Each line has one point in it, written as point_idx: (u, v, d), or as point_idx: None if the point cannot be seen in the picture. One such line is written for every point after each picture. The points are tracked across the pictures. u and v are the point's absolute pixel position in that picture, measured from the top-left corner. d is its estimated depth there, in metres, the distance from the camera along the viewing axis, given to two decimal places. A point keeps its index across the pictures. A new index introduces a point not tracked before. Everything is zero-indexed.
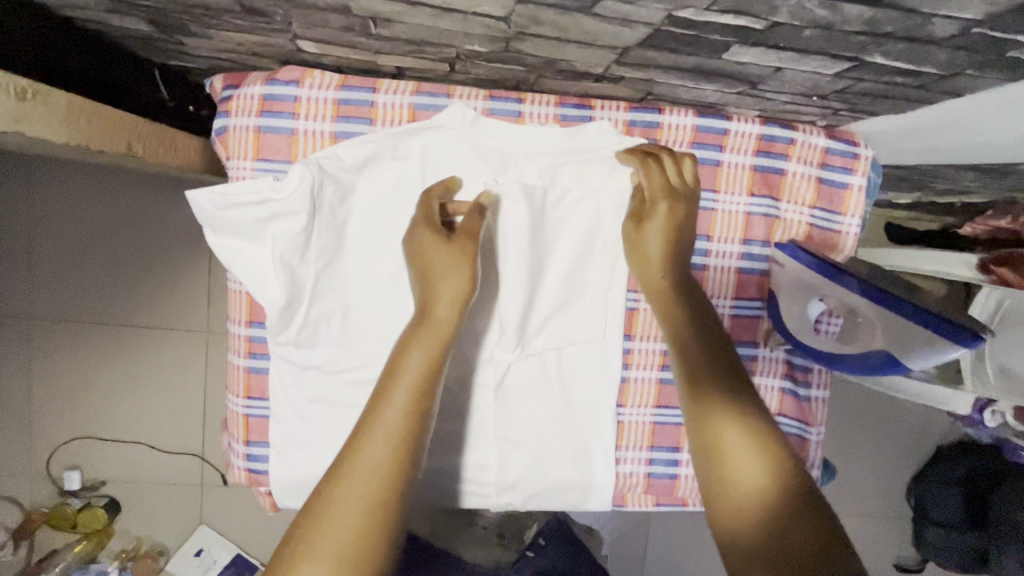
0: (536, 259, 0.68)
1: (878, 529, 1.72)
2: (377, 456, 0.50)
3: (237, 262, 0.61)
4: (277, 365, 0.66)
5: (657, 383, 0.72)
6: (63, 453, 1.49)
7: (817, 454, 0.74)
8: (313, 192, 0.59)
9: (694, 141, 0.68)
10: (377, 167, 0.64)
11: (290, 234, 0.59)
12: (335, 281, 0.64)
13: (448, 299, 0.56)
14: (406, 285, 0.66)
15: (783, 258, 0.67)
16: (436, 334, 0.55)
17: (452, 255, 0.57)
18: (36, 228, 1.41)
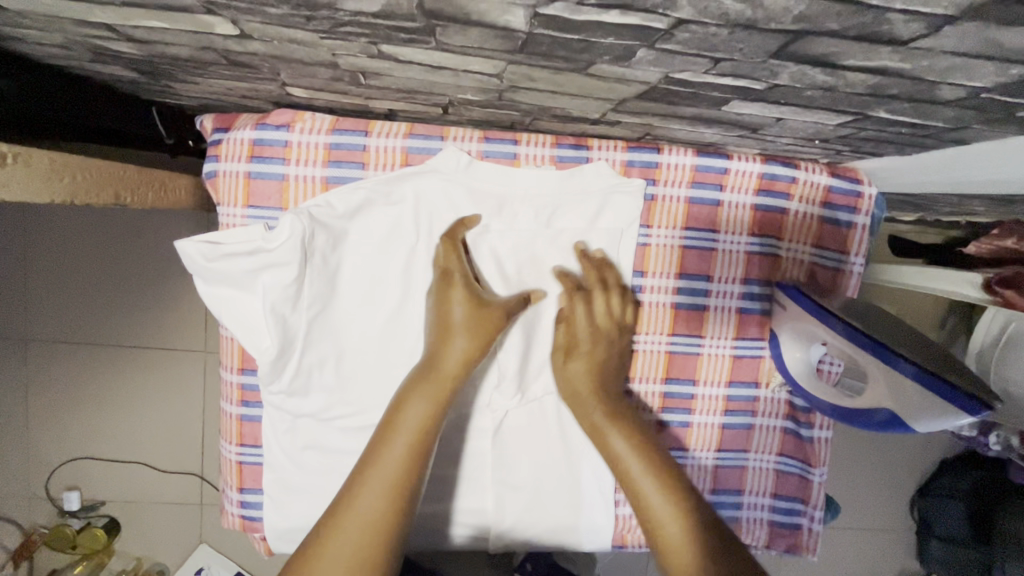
0: (533, 301, 0.66)
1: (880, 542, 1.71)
2: (371, 508, 0.49)
3: (228, 312, 0.60)
4: (269, 412, 0.65)
5: (656, 425, 0.70)
6: (63, 473, 1.48)
7: (820, 495, 0.73)
8: (304, 242, 0.58)
9: (693, 181, 0.66)
10: (370, 212, 0.62)
11: (280, 284, 0.58)
12: (327, 328, 0.63)
13: (458, 357, 0.58)
14: (400, 330, 0.65)
15: (786, 300, 0.65)
16: (440, 389, 0.56)
17: (472, 326, 0.58)
18: (32, 249, 1.40)
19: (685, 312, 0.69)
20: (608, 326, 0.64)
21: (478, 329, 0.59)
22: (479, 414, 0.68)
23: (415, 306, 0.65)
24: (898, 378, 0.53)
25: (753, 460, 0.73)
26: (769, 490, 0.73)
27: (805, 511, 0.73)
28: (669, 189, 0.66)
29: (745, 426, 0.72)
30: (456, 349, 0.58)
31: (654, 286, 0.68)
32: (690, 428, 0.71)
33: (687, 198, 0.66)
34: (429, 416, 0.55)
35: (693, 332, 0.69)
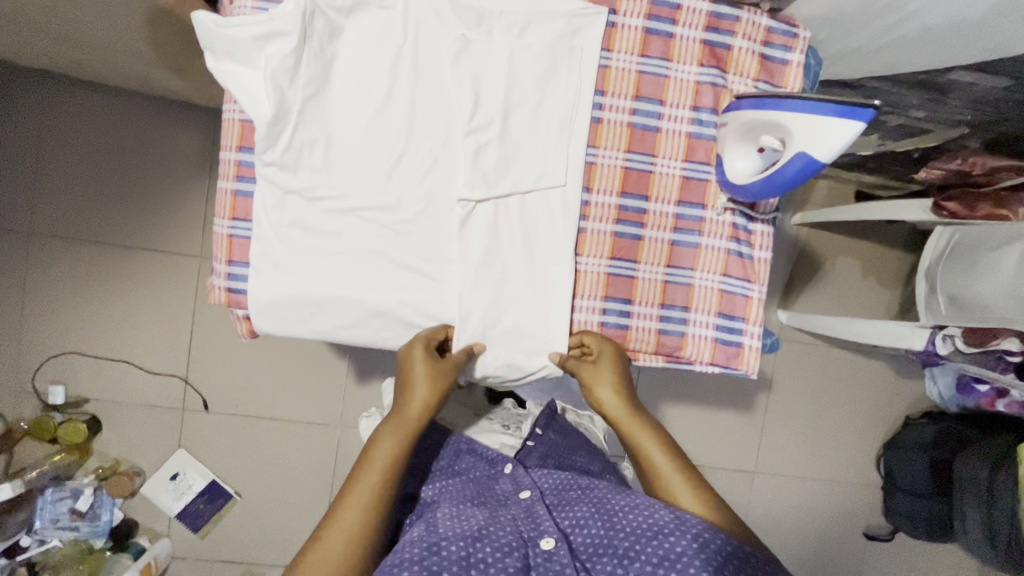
0: (504, 106, 0.74)
1: (833, 491, 1.80)
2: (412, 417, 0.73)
3: (233, 83, 0.68)
4: (264, 188, 0.72)
5: (611, 236, 0.78)
6: (49, 368, 1.52)
7: (759, 313, 0.80)
8: (305, 19, 0.67)
9: (649, 13, 0.76)
10: (364, 13, 0.71)
11: (281, 54, 0.66)
12: (320, 114, 0.71)
13: (420, 404, 0.73)
14: (385, 124, 0.73)
15: (728, 116, 0.74)
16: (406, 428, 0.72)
17: (430, 378, 0.73)
18: (41, 144, 1.47)
19: (639, 132, 0.77)
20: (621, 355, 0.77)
21: (434, 379, 0.73)
22: (446, 207, 0.74)
23: (398, 105, 0.73)
24: (811, 120, 0.62)
25: (699, 279, 0.80)
26: (714, 308, 0.80)
27: (746, 329, 0.80)
28: (627, 19, 0.75)
29: (693, 245, 0.79)
30: (419, 397, 0.73)
31: (612, 105, 0.76)
32: (642, 242, 0.78)
33: (643, 28, 0.76)
34: (393, 457, 0.70)
35: (647, 150, 0.77)
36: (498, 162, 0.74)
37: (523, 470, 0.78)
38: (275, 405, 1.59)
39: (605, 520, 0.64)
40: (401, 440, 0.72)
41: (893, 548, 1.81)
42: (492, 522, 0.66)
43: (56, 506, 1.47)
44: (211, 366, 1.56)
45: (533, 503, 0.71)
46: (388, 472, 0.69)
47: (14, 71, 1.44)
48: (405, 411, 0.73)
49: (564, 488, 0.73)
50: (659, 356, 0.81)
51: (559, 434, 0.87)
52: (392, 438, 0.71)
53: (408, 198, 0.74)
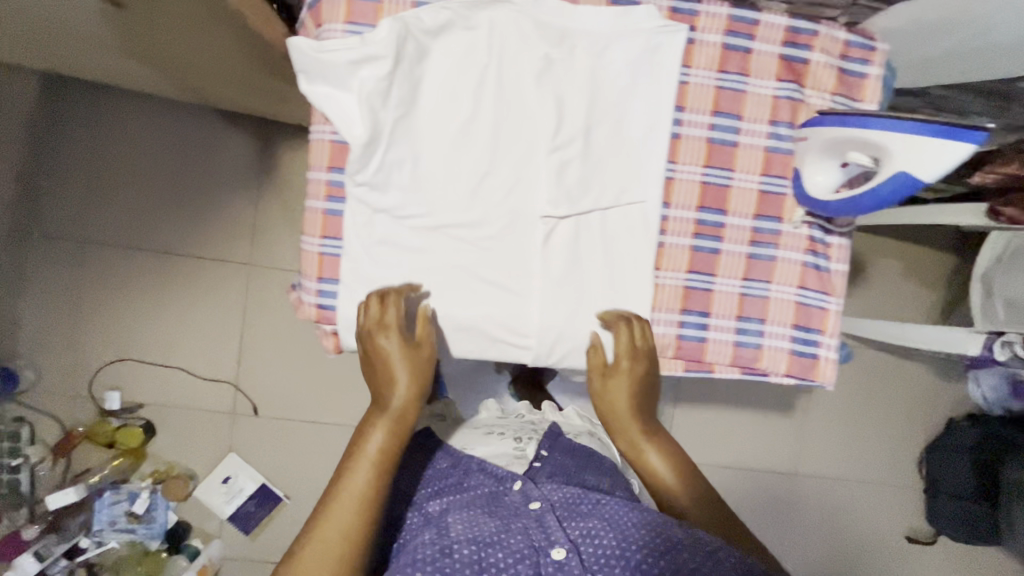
0: (585, 122, 0.75)
1: (875, 494, 1.79)
2: (394, 405, 0.69)
3: (326, 105, 0.70)
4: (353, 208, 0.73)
5: (689, 250, 0.79)
6: (104, 374, 1.55)
7: (836, 325, 0.80)
8: (398, 42, 0.68)
9: (728, 29, 0.76)
10: (451, 33, 0.72)
11: (375, 77, 0.68)
12: (409, 133, 0.72)
13: (401, 391, 0.69)
14: (470, 143, 0.74)
15: (808, 131, 0.74)
16: (390, 420, 0.69)
17: (406, 361, 0.70)
18: (95, 155, 1.50)
19: (717, 147, 0.78)
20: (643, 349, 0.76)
21: (411, 360, 0.70)
22: (529, 223, 0.76)
23: (483, 123, 0.74)
24: (912, 140, 0.62)
25: (776, 292, 0.80)
26: (790, 320, 0.80)
27: (822, 340, 0.80)
28: (706, 36, 0.76)
29: (769, 258, 0.80)
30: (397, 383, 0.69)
31: (691, 121, 0.77)
32: (719, 255, 0.79)
33: (722, 44, 0.76)
34: (385, 449, 0.67)
35: (725, 164, 0.78)
36: (580, 178, 0.75)
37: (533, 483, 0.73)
38: (322, 409, 1.61)
39: (615, 534, 0.63)
40: (391, 430, 0.68)
41: (939, 552, 1.79)
42: (503, 529, 0.66)
43: (112, 509, 1.52)
44: (261, 371, 1.59)
45: (544, 513, 0.67)
46: (376, 469, 0.66)
47: (70, 82, 1.47)
48: (386, 401, 0.69)
49: (576, 500, 0.69)
50: (735, 367, 0.82)
51: (564, 455, 0.80)
52: (379, 428, 0.68)
53: (493, 214, 0.75)
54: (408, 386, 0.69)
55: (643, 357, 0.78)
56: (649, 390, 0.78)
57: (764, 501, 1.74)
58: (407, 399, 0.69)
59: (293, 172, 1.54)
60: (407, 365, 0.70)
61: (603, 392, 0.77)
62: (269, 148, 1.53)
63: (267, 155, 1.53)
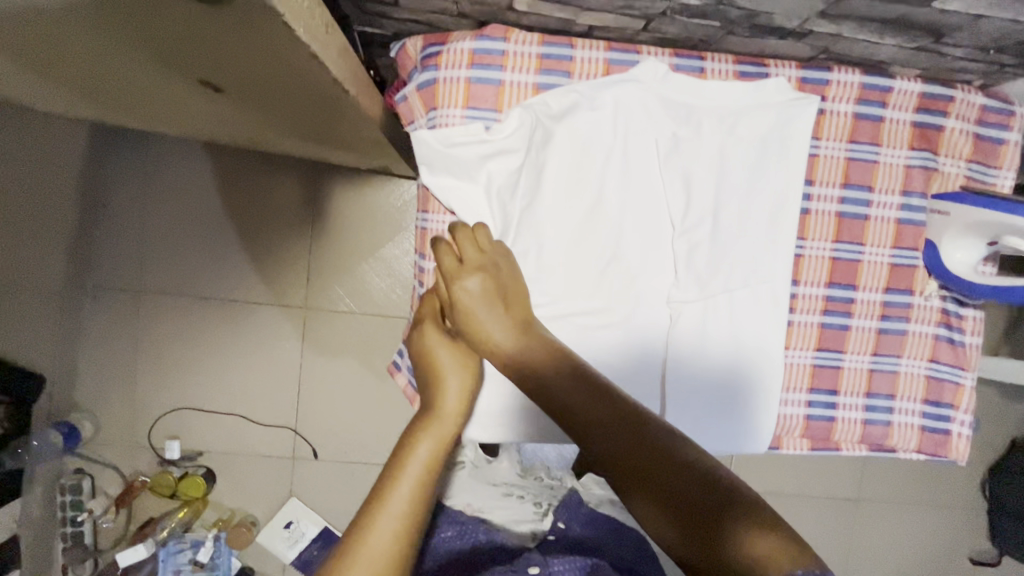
0: (714, 202, 0.71)
1: (938, 516, 1.77)
2: (451, 406, 0.67)
3: (452, 198, 0.69)
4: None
5: (818, 328, 0.76)
6: (163, 423, 1.54)
7: (970, 400, 0.77)
8: (527, 133, 0.68)
9: (859, 97, 0.72)
10: (577, 115, 0.69)
11: (505, 170, 0.69)
12: (534, 223, 0.69)
13: (455, 394, 0.68)
14: (594, 229, 0.71)
15: (947, 206, 0.71)
16: (443, 428, 0.65)
17: (457, 360, 0.69)
18: (149, 205, 1.49)
19: (849, 221, 0.74)
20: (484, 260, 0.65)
21: (462, 354, 0.69)
22: (656, 307, 0.73)
23: (609, 207, 0.71)
24: None
25: (906, 365, 0.77)
26: (921, 396, 0.77)
27: (954, 416, 0.78)
28: (837, 105, 0.72)
29: (900, 332, 0.76)
30: (451, 388, 0.68)
31: (821, 195, 0.74)
32: (849, 331, 0.76)
33: (853, 113, 0.73)
34: (434, 457, 0.62)
35: (855, 239, 0.74)
36: (708, 260, 0.72)
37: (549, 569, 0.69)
38: (382, 450, 1.59)
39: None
40: (440, 440, 0.63)
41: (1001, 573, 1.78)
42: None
43: (177, 557, 1.48)
44: (319, 415, 1.57)
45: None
46: (429, 476, 0.60)
47: (122, 135, 1.46)
48: (438, 405, 0.67)
49: None
50: (863, 444, 0.79)
51: (583, 526, 0.91)
52: (430, 435, 0.63)
53: (620, 300, 0.72)
54: (460, 390, 0.68)
55: (772, 437, 0.76)
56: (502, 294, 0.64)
57: (825, 526, 1.73)
58: (456, 400, 0.68)
59: (347, 213, 1.50)
60: (460, 360, 0.69)
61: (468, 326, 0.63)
62: (322, 190, 1.50)
63: (320, 197, 1.50)
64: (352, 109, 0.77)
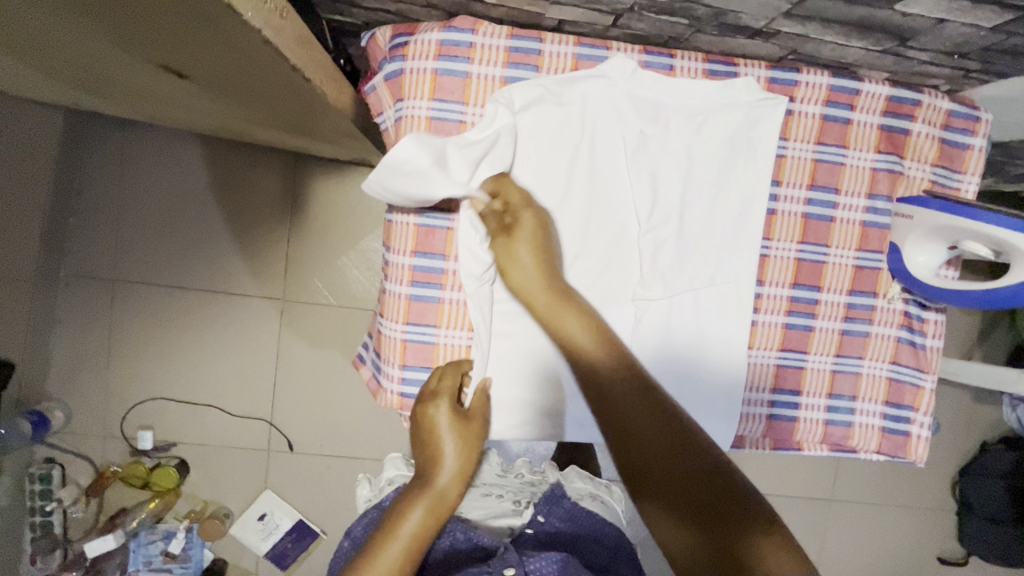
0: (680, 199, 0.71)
1: (909, 516, 1.80)
2: (445, 484, 0.67)
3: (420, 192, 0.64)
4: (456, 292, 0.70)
5: (782, 328, 0.76)
6: (136, 413, 1.52)
7: (930, 403, 0.78)
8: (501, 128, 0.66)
9: (827, 100, 0.73)
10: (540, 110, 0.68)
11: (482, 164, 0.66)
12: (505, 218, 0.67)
13: (450, 471, 0.68)
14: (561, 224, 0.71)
15: (911, 210, 0.72)
16: (434, 503, 0.67)
17: (459, 438, 0.68)
18: (124, 192, 1.46)
19: (814, 222, 0.75)
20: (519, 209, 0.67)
21: (464, 431, 0.68)
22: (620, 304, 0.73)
23: (575, 203, 0.71)
24: None
25: (868, 367, 0.78)
26: (882, 397, 0.78)
27: (913, 418, 0.78)
28: (804, 107, 0.73)
29: (863, 334, 0.77)
30: (448, 466, 0.68)
31: (788, 196, 0.74)
32: (813, 332, 0.76)
33: (821, 115, 0.73)
34: (420, 532, 0.64)
35: (820, 240, 0.75)
36: (674, 258, 0.72)
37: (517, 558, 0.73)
38: (360, 444, 1.58)
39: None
40: (429, 512, 0.66)
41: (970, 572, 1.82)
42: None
43: (147, 549, 1.50)
44: (296, 408, 1.56)
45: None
46: (411, 551, 0.63)
47: (98, 120, 1.42)
48: (434, 483, 0.67)
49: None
50: (824, 444, 0.80)
51: (563, 522, 0.89)
52: (420, 506, 0.66)
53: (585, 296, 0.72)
54: (456, 469, 0.68)
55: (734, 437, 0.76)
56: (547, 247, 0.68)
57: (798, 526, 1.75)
58: (452, 479, 0.68)
59: (327, 205, 1.49)
60: (460, 436, 0.68)
61: (502, 262, 0.67)
62: (303, 181, 1.48)
63: (301, 188, 1.48)
64: (319, 99, 0.76)
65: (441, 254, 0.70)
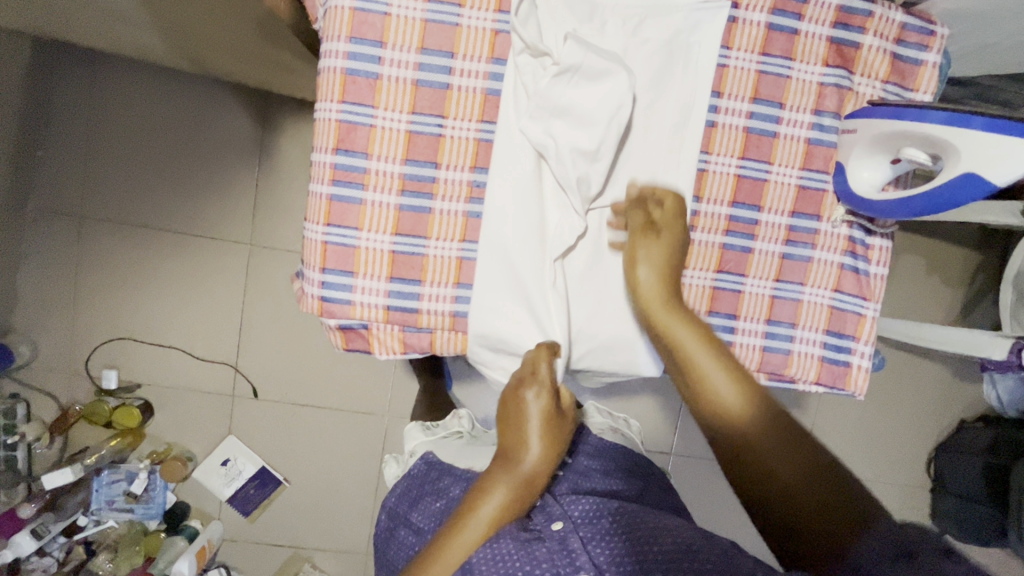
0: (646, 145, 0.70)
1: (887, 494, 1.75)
2: (534, 468, 0.68)
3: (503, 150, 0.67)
4: (554, 231, 0.69)
5: (720, 248, 0.74)
6: (102, 353, 1.52)
7: (872, 332, 0.76)
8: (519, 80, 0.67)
9: (774, 7, 0.70)
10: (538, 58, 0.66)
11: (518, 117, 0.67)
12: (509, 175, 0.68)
13: (536, 457, 0.68)
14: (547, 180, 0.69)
15: (854, 123, 0.68)
16: (516, 483, 0.67)
17: (546, 426, 0.68)
18: (92, 128, 1.45)
19: (755, 137, 0.72)
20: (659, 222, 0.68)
21: (552, 421, 0.69)
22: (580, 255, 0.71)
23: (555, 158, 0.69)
24: (975, 138, 0.57)
25: (809, 294, 0.75)
26: (823, 326, 0.76)
27: (855, 348, 0.76)
28: (749, 14, 0.69)
29: (805, 259, 0.75)
30: (535, 452, 0.68)
31: (728, 108, 0.71)
32: (752, 255, 0.74)
33: (766, 23, 0.70)
34: (502, 509, 0.67)
35: (761, 157, 0.72)
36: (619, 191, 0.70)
37: (552, 499, 0.72)
38: (326, 394, 1.57)
39: (644, 543, 0.63)
40: (514, 490, 0.67)
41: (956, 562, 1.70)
42: (530, 564, 0.63)
43: (111, 488, 1.50)
44: (262, 353, 1.55)
45: (567, 533, 0.66)
46: (494, 527, 0.66)
47: (67, 52, 1.41)
48: (520, 464, 0.68)
49: (592, 515, 0.69)
50: (761, 373, 0.77)
51: (591, 459, 0.84)
52: (503, 487, 0.67)
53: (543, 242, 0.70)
54: (545, 451, 0.68)
55: (664, 360, 0.74)
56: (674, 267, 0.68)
57: None
58: (539, 463, 0.68)
59: (296, 147, 1.47)
60: (546, 424, 0.68)
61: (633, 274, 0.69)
62: (271, 123, 1.46)
63: (271, 129, 1.46)
64: None
65: (363, 152, 0.68)
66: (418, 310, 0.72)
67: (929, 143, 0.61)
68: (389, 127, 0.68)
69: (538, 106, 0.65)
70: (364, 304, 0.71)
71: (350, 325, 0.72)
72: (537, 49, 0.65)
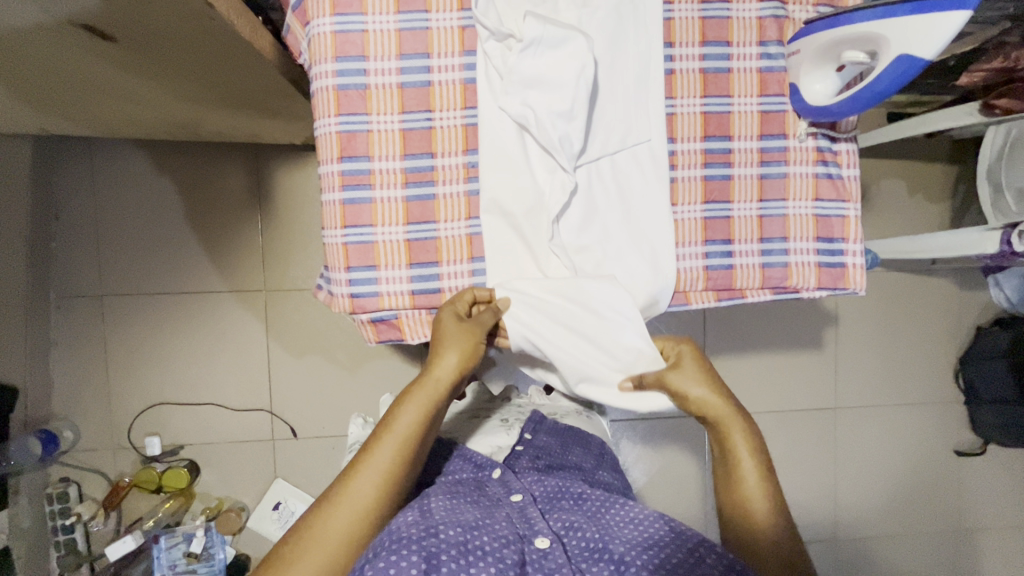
0: (616, 97, 0.76)
1: None
2: (444, 377, 0.71)
3: (487, 131, 0.75)
4: (549, 191, 0.75)
5: (702, 181, 0.80)
6: (142, 422, 1.57)
7: (858, 230, 0.81)
8: (489, 68, 0.75)
9: None
10: (501, 43, 0.73)
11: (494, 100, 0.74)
12: (497, 152, 0.75)
13: (450, 368, 0.71)
14: (532, 148, 0.76)
15: (797, 44, 0.75)
16: (432, 396, 0.71)
17: (459, 340, 0.71)
18: (99, 210, 1.53)
19: (712, 76, 0.79)
20: (698, 370, 0.71)
21: (467, 334, 0.71)
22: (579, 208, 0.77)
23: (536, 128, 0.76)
24: (903, 25, 0.64)
25: (793, 207, 0.81)
26: (812, 234, 0.81)
27: (846, 248, 0.81)
28: None
29: (781, 175, 0.81)
30: (447, 363, 0.71)
31: (682, 55, 0.78)
32: (733, 181, 0.80)
33: None
34: (419, 421, 0.70)
35: (721, 92, 0.79)
36: (601, 147, 0.77)
37: (512, 474, 0.82)
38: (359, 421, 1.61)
39: (600, 528, 0.72)
40: (429, 403, 0.71)
41: (1010, 469, 1.68)
42: (489, 516, 0.71)
43: (171, 553, 1.48)
44: (294, 392, 1.60)
45: (526, 504, 0.76)
46: (412, 438, 0.69)
47: (66, 144, 1.51)
48: (435, 377, 0.71)
49: (554, 497, 0.79)
50: (766, 289, 0.83)
51: (549, 436, 0.94)
52: (417, 398, 0.71)
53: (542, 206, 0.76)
54: (456, 362, 0.71)
55: (671, 292, 0.79)
56: (712, 376, 0.72)
57: None
58: (450, 374, 0.71)
59: (291, 191, 1.55)
60: (462, 340, 0.71)
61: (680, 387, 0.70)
62: (266, 172, 1.54)
63: (265, 181, 1.54)
64: (223, 26, 0.82)
65: (365, 156, 0.75)
66: (441, 289, 0.77)
67: (867, 41, 0.67)
68: (383, 129, 0.75)
69: (511, 83, 0.72)
70: (390, 293, 0.77)
71: (381, 317, 0.78)
72: (501, 33, 0.72)
